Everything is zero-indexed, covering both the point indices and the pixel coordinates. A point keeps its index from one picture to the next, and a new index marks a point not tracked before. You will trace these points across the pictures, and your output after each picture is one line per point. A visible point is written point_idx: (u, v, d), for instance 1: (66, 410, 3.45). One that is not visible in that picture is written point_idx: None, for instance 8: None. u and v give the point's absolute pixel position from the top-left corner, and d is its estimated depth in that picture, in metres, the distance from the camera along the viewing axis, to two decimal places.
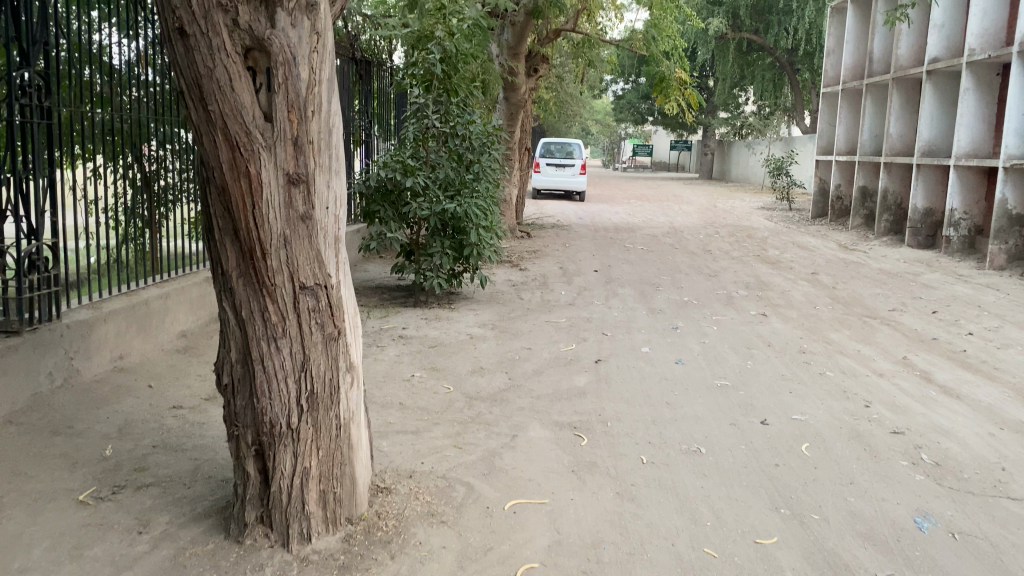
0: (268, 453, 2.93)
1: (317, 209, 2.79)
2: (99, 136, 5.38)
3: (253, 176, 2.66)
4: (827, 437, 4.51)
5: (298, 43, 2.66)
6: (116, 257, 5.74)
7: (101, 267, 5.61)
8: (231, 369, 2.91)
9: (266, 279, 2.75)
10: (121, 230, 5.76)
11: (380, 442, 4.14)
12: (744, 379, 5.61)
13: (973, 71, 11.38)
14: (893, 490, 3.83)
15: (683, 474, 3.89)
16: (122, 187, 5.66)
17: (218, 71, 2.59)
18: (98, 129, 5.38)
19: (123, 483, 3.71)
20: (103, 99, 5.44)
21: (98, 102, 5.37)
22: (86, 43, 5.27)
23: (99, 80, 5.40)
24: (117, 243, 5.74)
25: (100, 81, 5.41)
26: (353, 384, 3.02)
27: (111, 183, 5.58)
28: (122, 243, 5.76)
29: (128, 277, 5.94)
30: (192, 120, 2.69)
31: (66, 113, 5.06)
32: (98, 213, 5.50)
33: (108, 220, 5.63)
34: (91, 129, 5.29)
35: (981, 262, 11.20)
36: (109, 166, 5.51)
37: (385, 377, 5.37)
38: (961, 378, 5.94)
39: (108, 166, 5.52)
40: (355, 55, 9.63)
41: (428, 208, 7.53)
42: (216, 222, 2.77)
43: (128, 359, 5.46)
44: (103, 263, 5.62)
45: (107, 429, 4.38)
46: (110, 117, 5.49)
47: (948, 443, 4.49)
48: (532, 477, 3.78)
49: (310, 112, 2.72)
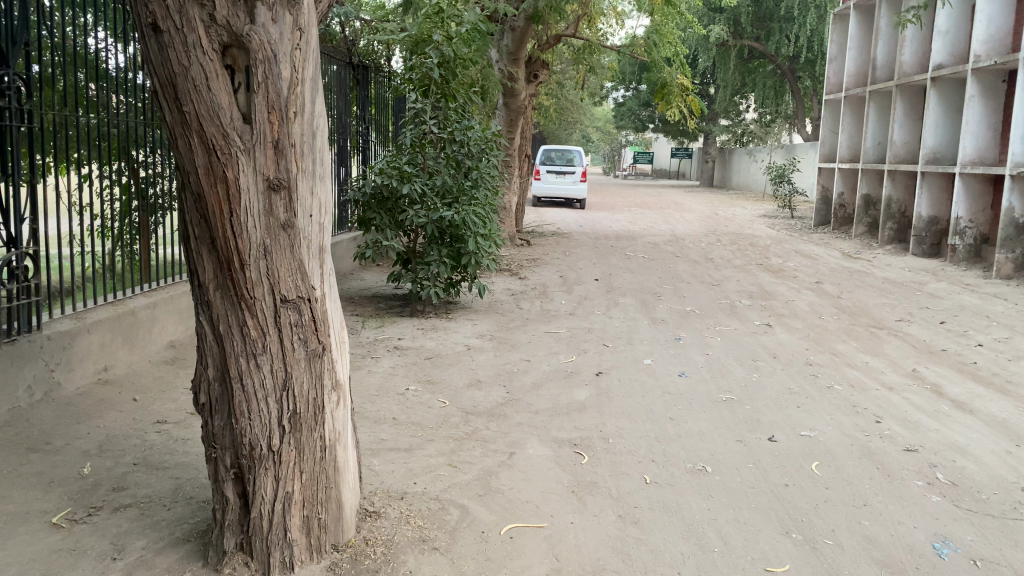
0: (248, 477, 2.75)
1: (299, 217, 2.61)
2: (88, 141, 5.22)
3: (230, 182, 2.49)
4: (837, 455, 4.32)
5: (279, 39, 2.49)
6: (107, 266, 5.56)
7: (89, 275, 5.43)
8: (209, 388, 2.73)
9: (244, 292, 2.58)
10: (113, 237, 5.58)
11: (371, 460, 3.95)
12: (749, 393, 5.42)
13: (979, 78, 11.19)
14: (908, 513, 3.65)
15: (688, 495, 3.71)
16: (112, 193, 5.51)
17: (194, 69, 2.42)
18: (88, 133, 5.23)
19: (101, 504, 3.53)
20: (94, 104, 5.30)
21: (87, 107, 5.21)
22: (78, 47, 5.14)
23: (90, 85, 5.25)
24: (108, 250, 5.56)
25: (90, 85, 5.26)
26: (340, 403, 2.85)
27: (100, 189, 5.42)
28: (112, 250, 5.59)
29: (118, 285, 5.76)
30: (166, 122, 2.51)
31: (52, 115, 4.91)
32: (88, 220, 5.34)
33: (97, 228, 5.45)
34: (79, 134, 5.14)
35: (988, 271, 11.02)
36: (98, 171, 5.34)
37: (378, 391, 5.19)
38: (973, 392, 5.75)
39: (96, 171, 5.36)
40: (352, 60, 9.50)
41: (425, 215, 7.40)
42: (191, 230, 2.59)
43: (113, 371, 5.28)
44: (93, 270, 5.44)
45: (87, 445, 4.20)
46: (100, 121, 5.33)
47: (964, 462, 4.30)
48: (529, 499, 3.59)
49: (292, 113, 2.55)
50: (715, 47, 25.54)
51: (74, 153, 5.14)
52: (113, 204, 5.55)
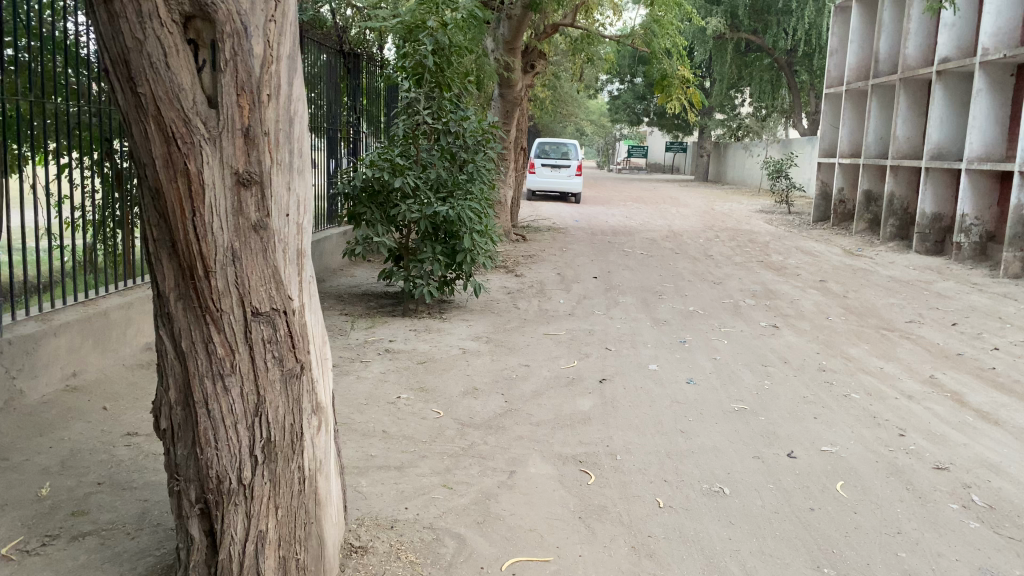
0: (215, 514, 2.38)
1: (274, 217, 2.25)
2: (66, 129, 4.88)
3: (193, 177, 2.13)
4: (863, 474, 4.00)
5: (250, 7, 2.13)
6: (88, 260, 5.21)
7: (70, 269, 5.09)
8: (171, 413, 2.37)
9: (209, 304, 2.22)
10: (95, 229, 5.22)
11: (358, 481, 3.61)
12: (763, 402, 5.09)
13: (986, 71, 10.86)
14: (948, 543, 3.33)
15: (706, 521, 3.38)
16: (94, 184, 5.15)
17: (150, 43, 2.07)
18: (64, 121, 4.88)
19: (57, 532, 3.17)
20: (73, 91, 4.96)
21: (64, 94, 4.88)
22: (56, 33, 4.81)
23: (67, 69, 4.91)
24: (88, 244, 5.19)
25: (68, 72, 4.92)
26: (321, 428, 2.50)
27: (82, 181, 5.08)
28: (95, 243, 5.23)
29: (98, 280, 5.38)
30: (118, 104, 2.15)
31: (28, 103, 4.59)
32: (69, 212, 4.99)
33: (78, 220, 5.10)
34: (55, 123, 4.80)
35: (995, 270, 10.71)
36: (80, 161, 5.01)
37: (367, 399, 4.84)
38: (996, 400, 5.43)
39: (76, 161, 5.00)
40: (343, 49, 9.16)
41: (419, 210, 7.06)
42: (150, 231, 2.24)
43: (84, 376, 4.93)
44: (73, 265, 5.10)
45: (48, 461, 3.85)
46: (78, 110, 4.99)
47: (1000, 482, 3.98)
48: (533, 526, 3.26)
49: (266, 96, 2.18)
50: (713, 39, 25.08)
51: (51, 142, 4.81)
52: (93, 196, 5.20)
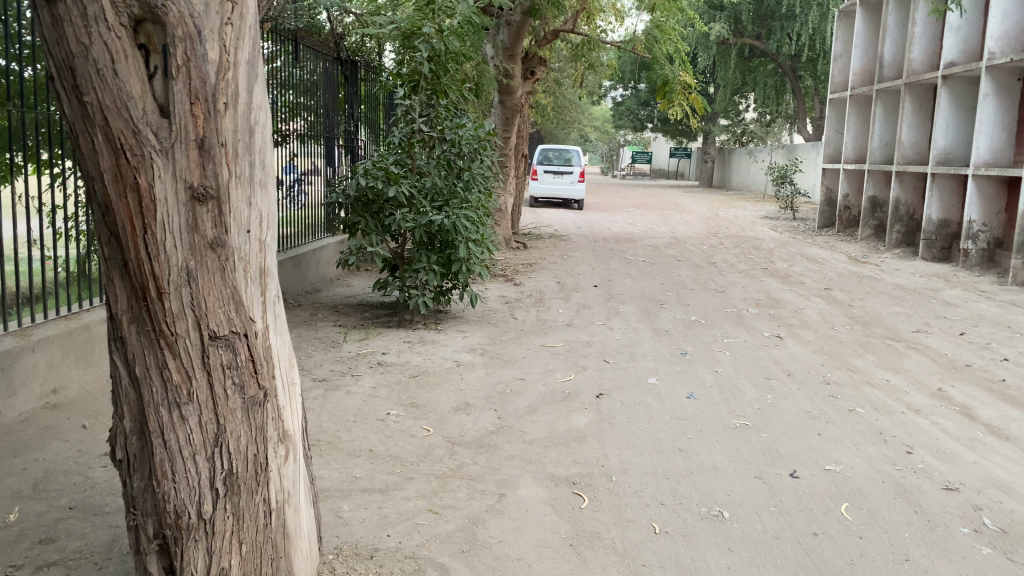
0: (173, 550, 2.23)
1: (233, 233, 2.11)
2: (58, 138, 4.76)
3: (144, 192, 2.00)
4: (869, 495, 3.82)
5: (204, 10, 2.00)
6: (80, 271, 5.04)
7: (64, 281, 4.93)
8: (126, 443, 2.23)
9: (163, 328, 2.08)
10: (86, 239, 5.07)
11: (339, 505, 3.44)
12: (765, 418, 4.92)
13: (993, 76, 10.64)
14: (959, 571, 3.16)
15: (704, 549, 3.22)
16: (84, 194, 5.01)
17: (96, 49, 1.93)
18: (54, 130, 4.76)
19: (21, 561, 3.02)
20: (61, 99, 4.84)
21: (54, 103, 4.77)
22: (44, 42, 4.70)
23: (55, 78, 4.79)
24: (81, 253, 5.02)
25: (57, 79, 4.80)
26: (289, 458, 2.35)
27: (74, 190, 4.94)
28: (86, 254, 5.07)
29: (86, 292, 5.21)
30: (65, 115, 2.02)
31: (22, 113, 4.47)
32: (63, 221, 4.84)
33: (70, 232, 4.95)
34: (48, 132, 4.67)
35: (1003, 277, 10.52)
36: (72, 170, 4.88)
37: (356, 416, 4.68)
38: (1007, 414, 5.26)
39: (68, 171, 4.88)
40: (341, 55, 9.10)
41: (413, 219, 6.87)
42: (102, 250, 2.10)
43: (65, 393, 4.78)
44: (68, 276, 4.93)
45: (20, 484, 3.70)
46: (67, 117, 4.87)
47: (1012, 503, 3.81)
48: (520, 555, 3.10)
49: (222, 105, 2.05)
50: (715, 45, 24.95)
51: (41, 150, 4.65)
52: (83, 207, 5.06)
